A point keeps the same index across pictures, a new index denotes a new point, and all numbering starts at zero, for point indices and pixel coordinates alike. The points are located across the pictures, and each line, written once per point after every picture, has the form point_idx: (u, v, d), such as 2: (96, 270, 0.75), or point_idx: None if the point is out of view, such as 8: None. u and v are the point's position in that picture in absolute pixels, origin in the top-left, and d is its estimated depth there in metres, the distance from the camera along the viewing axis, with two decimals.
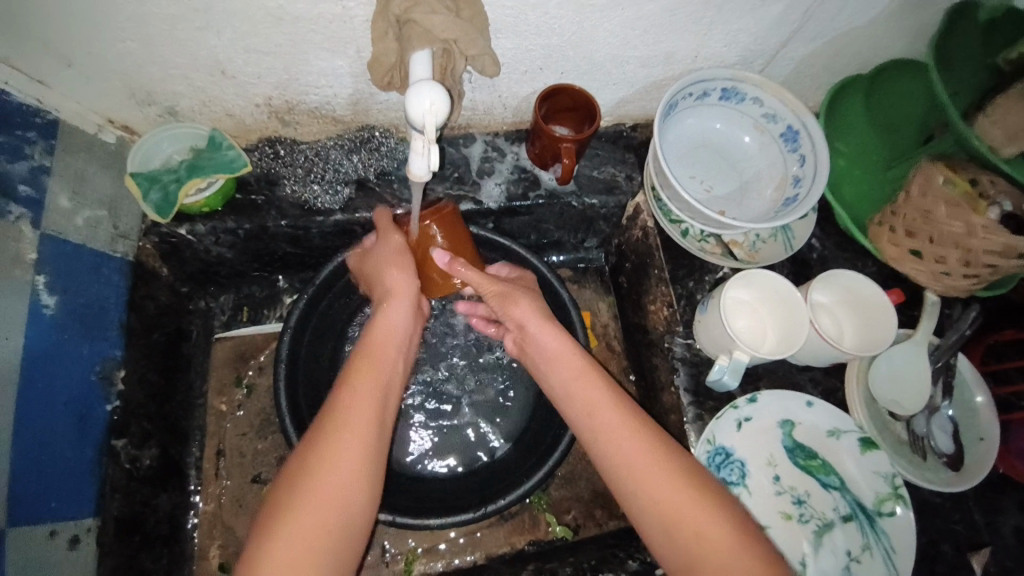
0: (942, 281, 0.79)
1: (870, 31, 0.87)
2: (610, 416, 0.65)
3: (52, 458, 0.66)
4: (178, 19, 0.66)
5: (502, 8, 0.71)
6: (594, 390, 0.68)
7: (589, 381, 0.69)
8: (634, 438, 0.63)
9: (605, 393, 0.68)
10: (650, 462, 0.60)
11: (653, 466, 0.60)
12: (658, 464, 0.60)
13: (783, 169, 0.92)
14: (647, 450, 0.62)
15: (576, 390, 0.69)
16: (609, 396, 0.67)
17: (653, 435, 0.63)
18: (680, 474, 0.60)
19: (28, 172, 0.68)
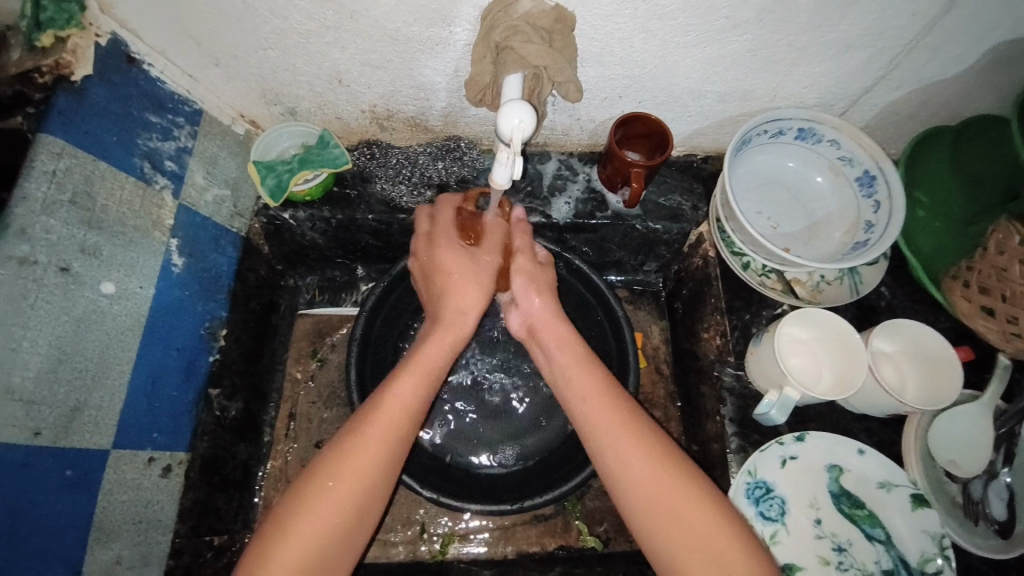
0: (1013, 343, 0.77)
1: (962, 82, 0.86)
2: (627, 454, 0.64)
3: (160, 397, 0.77)
4: (312, 34, 0.77)
5: (590, 40, 0.77)
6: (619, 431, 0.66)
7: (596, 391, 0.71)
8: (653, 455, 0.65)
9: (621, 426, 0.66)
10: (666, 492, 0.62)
11: (683, 506, 0.61)
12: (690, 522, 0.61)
13: (856, 213, 0.92)
14: (672, 485, 0.62)
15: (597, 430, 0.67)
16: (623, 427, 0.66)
17: (679, 471, 0.64)
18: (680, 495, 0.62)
19: (175, 151, 0.81)
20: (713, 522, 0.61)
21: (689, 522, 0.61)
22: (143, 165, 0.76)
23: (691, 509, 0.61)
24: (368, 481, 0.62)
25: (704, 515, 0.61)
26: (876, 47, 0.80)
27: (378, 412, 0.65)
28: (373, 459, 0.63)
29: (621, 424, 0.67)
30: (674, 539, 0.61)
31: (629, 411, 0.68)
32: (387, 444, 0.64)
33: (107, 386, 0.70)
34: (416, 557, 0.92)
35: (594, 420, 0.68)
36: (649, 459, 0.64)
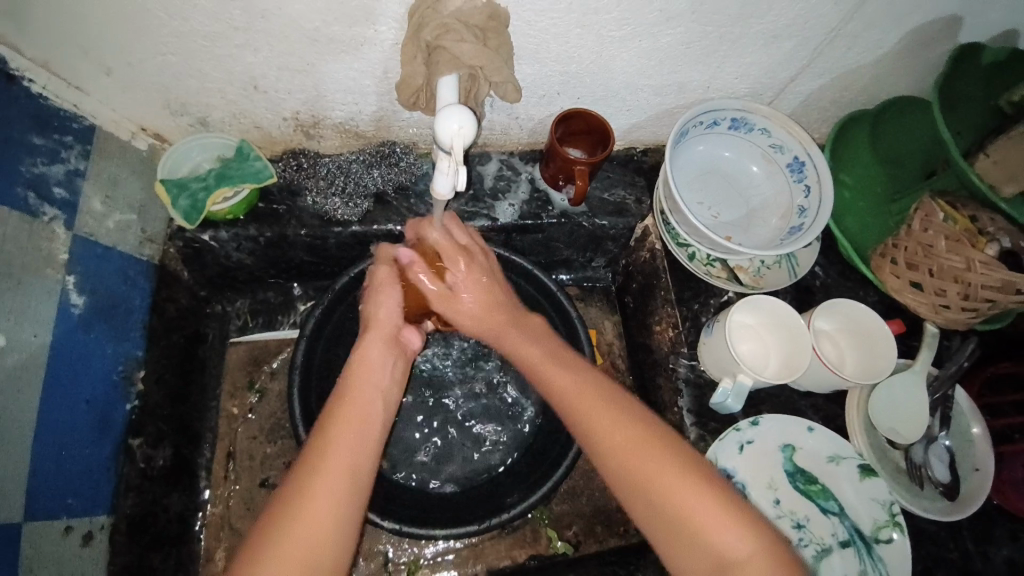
0: (942, 314, 0.81)
1: (876, 69, 0.90)
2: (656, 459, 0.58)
3: (73, 454, 0.68)
4: (218, 37, 0.69)
5: (525, 37, 0.74)
6: (611, 414, 0.63)
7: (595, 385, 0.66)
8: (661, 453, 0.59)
9: (657, 454, 0.59)
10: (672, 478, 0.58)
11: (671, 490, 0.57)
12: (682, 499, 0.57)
13: (789, 198, 0.95)
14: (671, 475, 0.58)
15: (583, 409, 0.64)
16: (630, 421, 0.62)
17: (689, 466, 0.58)
18: (684, 477, 0.58)
19: (64, 175, 0.71)
20: (733, 517, 0.55)
21: (704, 515, 0.56)
22: (27, 195, 0.66)
23: (722, 520, 0.55)
24: (329, 519, 0.55)
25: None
26: (801, 36, 0.82)
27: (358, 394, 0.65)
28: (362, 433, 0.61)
29: (623, 418, 0.62)
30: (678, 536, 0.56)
31: (645, 423, 0.61)
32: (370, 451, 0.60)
33: (8, 455, 0.60)
34: None
35: (576, 399, 0.65)
36: (660, 453, 0.59)
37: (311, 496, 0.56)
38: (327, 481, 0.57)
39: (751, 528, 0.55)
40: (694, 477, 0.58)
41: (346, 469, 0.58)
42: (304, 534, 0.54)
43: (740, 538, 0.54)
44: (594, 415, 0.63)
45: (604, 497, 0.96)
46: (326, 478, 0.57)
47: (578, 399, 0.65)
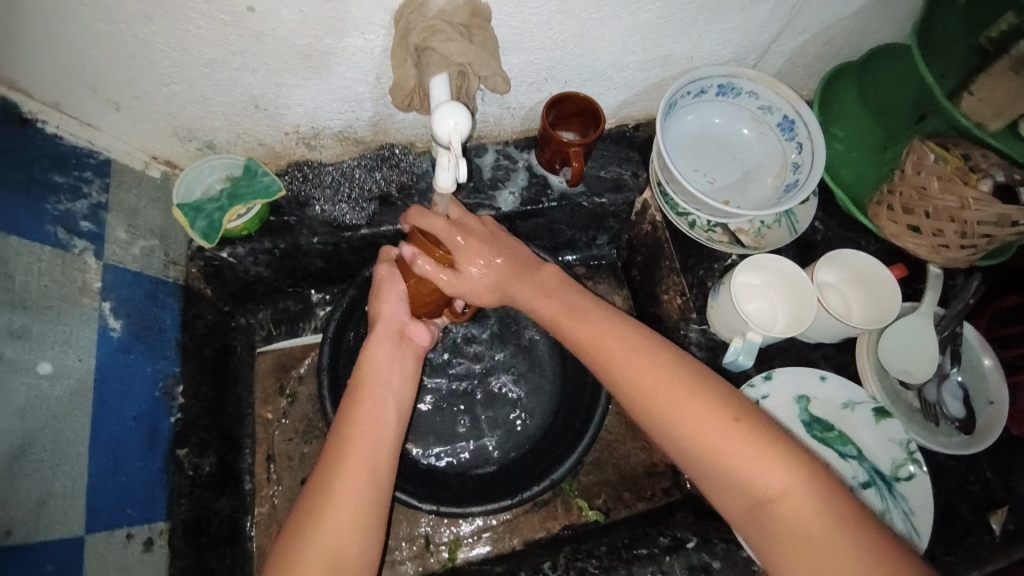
0: (942, 253, 0.83)
1: (857, 20, 0.91)
2: (698, 417, 0.61)
3: (126, 468, 0.73)
4: (217, 62, 0.73)
5: (508, 29, 0.77)
6: (648, 374, 0.65)
7: (617, 345, 0.69)
8: (703, 410, 0.62)
9: (712, 414, 0.61)
10: (725, 437, 0.60)
11: (731, 445, 0.60)
12: (746, 448, 0.59)
13: (782, 156, 0.96)
14: (723, 430, 0.60)
15: (624, 369, 0.67)
16: (666, 379, 0.64)
17: (722, 411, 0.61)
18: (743, 438, 0.60)
19: (88, 209, 0.75)
20: (761, 455, 0.59)
21: (737, 458, 0.59)
22: (57, 231, 0.70)
23: (752, 458, 0.59)
24: (359, 495, 0.62)
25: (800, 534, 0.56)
26: None
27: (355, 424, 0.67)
28: (360, 465, 0.63)
29: (659, 369, 0.65)
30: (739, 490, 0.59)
31: (689, 377, 0.64)
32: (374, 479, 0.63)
33: (67, 471, 0.65)
34: (426, 570, 0.92)
35: (613, 361, 0.68)
36: (694, 402, 0.62)
37: (342, 478, 0.62)
38: (354, 462, 0.64)
39: (782, 462, 0.58)
40: (724, 422, 0.61)
41: (370, 451, 0.65)
42: (337, 510, 0.61)
43: (772, 474, 0.58)
44: (634, 369, 0.66)
45: (629, 464, 1.00)
46: (353, 459, 0.64)
47: (623, 372, 0.66)
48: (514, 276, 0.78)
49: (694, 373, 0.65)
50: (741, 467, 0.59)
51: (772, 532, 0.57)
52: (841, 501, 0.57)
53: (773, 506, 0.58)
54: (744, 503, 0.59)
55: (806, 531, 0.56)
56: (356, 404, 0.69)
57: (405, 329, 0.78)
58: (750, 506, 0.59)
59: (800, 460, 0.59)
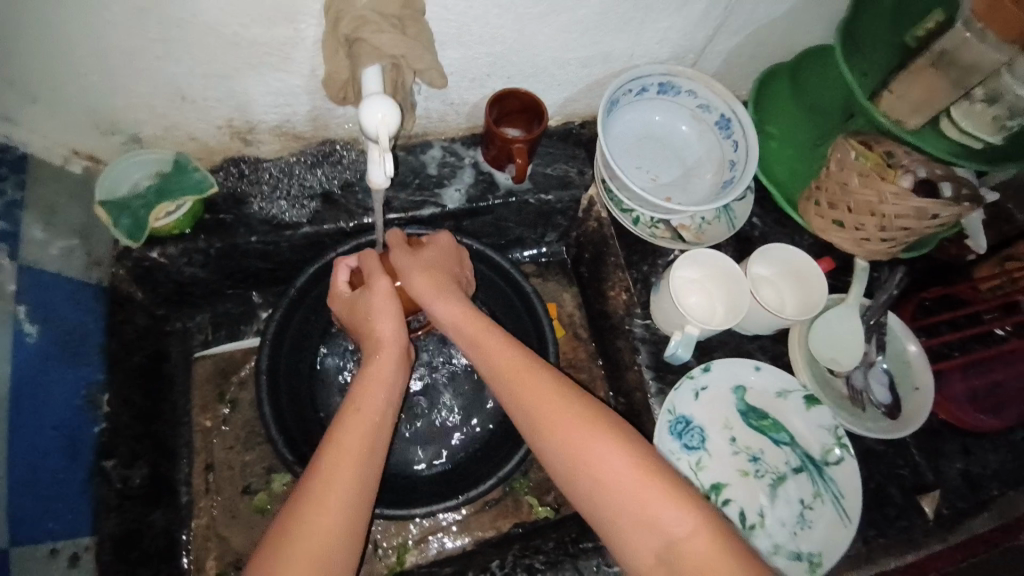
0: (864, 246, 0.87)
1: (787, 21, 0.94)
2: (599, 452, 0.63)
3: (44, 481, 0.69)
4: (138, 51, 0.70)
5: (444, 22, 0.76)
6: (562, 438, 0.64)
7: (525, 376, 0.68)
8: (599, 445, 0.63)
9: (609, 450, 0.63)
10: (619, 471, 0.62)
11: (619, 481, 0.61)
12: (636, 482, 0.61)
13: (721, 154, 0.99)
14: (617, 465, 0.62)
15: (539, 427, 0.65)
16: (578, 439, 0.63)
17: (619, 448, 0.63)
18: (638, 473, 0.62)
19: (2, 207, 0.72)
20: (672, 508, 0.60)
21: (647, 512, 0.60)
22: None
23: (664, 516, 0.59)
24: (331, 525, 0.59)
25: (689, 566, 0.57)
26: None
27: (339, 451, 0.63)
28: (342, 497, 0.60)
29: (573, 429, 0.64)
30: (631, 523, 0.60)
31: (588, 412, 0.65)
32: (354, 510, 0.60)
33: None
34: (373, 575, 0.90)
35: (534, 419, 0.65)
36: (608, 462, 0.62)
37: (319, 520, 0.59)
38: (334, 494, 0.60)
39: (687, 503, 0.60)
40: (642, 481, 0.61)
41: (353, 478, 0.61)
42: (309, 544, 0.57)
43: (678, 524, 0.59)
44: (539, 411, 0.66)
45: None
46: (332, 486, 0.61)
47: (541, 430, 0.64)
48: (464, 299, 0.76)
49: (610, 423, 0.65)
50: (636, 504, 0.61)
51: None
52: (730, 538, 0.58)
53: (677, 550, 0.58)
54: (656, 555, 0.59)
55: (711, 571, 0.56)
56: (341, 423, 0.65)
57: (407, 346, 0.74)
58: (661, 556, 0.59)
59: (691, 495, 0.61)
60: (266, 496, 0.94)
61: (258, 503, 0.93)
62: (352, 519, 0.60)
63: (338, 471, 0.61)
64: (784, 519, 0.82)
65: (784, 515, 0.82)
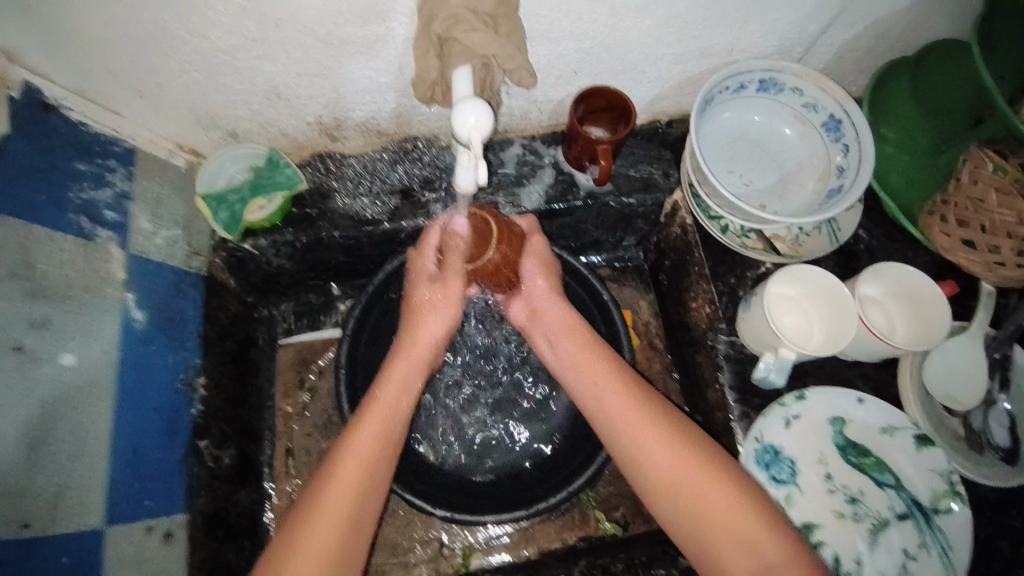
0: (997, 271, 0.77)
1: (916, 10, 0.84)
2: (689, 470, 0.63)
3: (147, 460, 0.73)
4: (239, 50, 0.71)
5: (537, 17, 0.73)
6: (648, 434, 0.66)
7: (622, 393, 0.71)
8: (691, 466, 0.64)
9: (704, 477, 0.63)
10: (713, 496, 0.61)
11: (714, 505, 0.61)
12: (730, 509, 0.61)
13: (826, 158, 0.91)
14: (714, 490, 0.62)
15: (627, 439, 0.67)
16: (662, 439, 0.66)
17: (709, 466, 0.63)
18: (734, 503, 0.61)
19: (113, 199, 0.75)
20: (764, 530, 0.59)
21: (728, 522, 0.60)
22: (81, 221, 0.70)
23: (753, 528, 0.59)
24: (340, 516, 0.58)
25: None
26: None
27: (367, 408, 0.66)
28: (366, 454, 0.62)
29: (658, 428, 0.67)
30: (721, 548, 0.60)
31: (681, 434, 0.66)
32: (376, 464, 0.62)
33: (87, 463, 0.65)
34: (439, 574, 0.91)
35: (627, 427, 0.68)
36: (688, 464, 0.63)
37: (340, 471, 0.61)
38: (350, 472, 0.61)
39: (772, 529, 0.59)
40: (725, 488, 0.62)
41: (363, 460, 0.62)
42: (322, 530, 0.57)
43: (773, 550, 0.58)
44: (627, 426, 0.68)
45: None
46: (347, 464, 0.61)
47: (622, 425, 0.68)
48: (551, 313, 0.80)
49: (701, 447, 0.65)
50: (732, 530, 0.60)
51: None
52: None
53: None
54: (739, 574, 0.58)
55: None
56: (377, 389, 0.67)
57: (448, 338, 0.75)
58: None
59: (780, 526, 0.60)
60: None
61: None
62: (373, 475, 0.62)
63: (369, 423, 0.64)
64: (884, 569, 0.74)
65: (885, 566, 0.74)
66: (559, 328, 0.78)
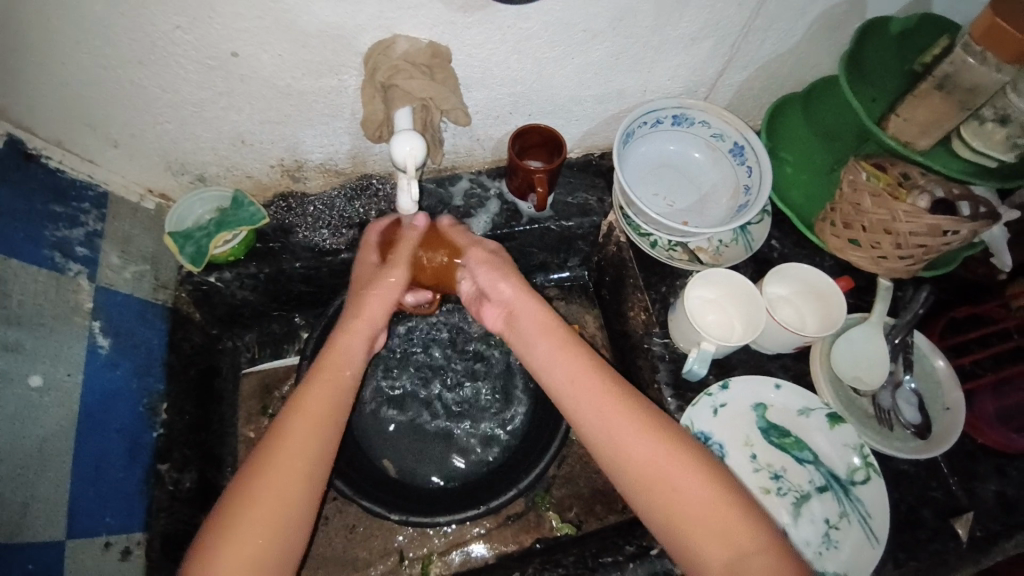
0: (882, 264, 0.88)
1: (797, 54, 0.99)
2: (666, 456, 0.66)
3: (107, 478, 0.76)
4: (206, 102, 0.81)
5: (469, 68, 0.85)
6: (643, 442, 0.67)
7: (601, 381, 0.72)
8: (668, 452, 0.66)
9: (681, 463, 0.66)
10: (690, 483, 0.64)
11: (692, 492, 0.64)
12: (704, 493, 0.64)
13: (735, 179, 1.03)
14: (693, 477, 0.65)
15: (606, 429, 0.68)
16: (658, 442, 0.67)
17: (684, 454, 0.66)
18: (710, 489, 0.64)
19: (85, 236, 0.81)
20: (739, 508, 0.63)
21: (703, 509, 0.63)
22: (54, 255, 0.76)
23: (728, 511, 0.63)
24: (272, 513, 0.60)
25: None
26: (718, 35, 0.91)
27: (307, 402, 0.67)
28: (300, 448, 0.64)
29: (631, 417, 0.69)
30: (689, 532, 0.63)
31: (660, 423, 0.69)
32: (314, 464, 0.64)
33: (51, 478, 0.68)
34: None
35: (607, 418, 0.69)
36: (661, 450, 0.66)
37: (277, 466, 0.62)
38: (279, 469, 0.62)
39: (748, 517, 0.63)
40: (723, 500, 0.64)
41: (298, 456, 0.63)
42: (251, 524, 0.59)
43: (747, 530, 0.62)
44: (604, 418, 0.69)
45: (600, 478, 1.02)
46: (284, 462, 0.62)
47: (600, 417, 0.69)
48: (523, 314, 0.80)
49: (678, 433, 0.68)
50: (708, 516, 0.62)
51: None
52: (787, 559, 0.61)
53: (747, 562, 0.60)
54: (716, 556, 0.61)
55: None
56: (311, 385, 0.69)
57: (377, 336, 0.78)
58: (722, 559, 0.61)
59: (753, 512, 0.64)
60: None
61: None
62: (308, 473, 0.63)
63: (305, 418, 0.66)
64: (808, 539, 0.81)
65: (808, 535, 0.81)
66: (534, 328, 0.78)
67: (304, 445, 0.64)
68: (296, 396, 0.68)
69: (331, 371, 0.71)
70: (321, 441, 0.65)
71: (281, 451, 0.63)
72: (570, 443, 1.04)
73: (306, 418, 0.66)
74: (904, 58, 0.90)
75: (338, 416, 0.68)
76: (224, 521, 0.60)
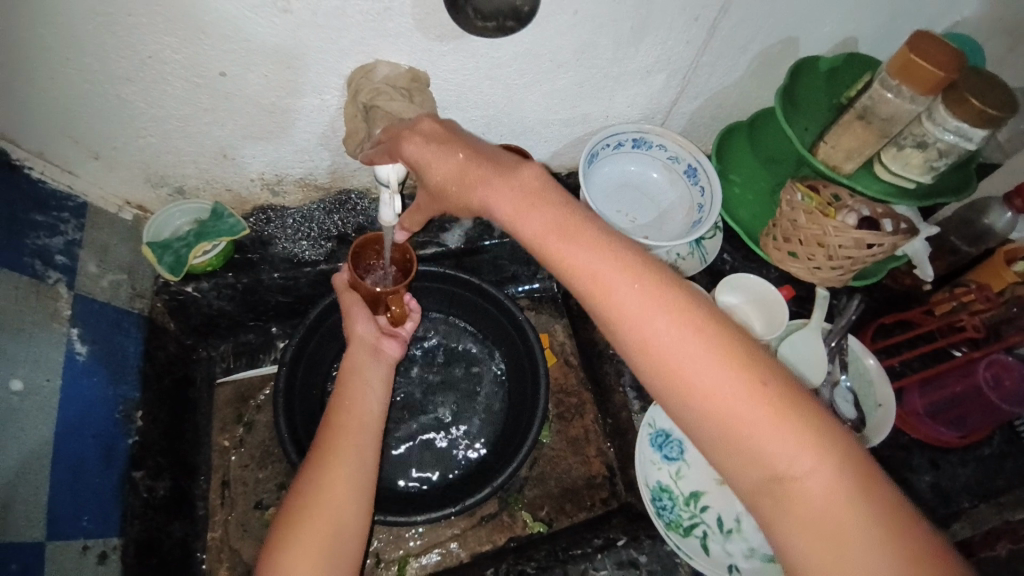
0: (818, 274, 0.99)
1: (741, 89, 1.09)
2: (713, 372, 0.51)
3: (85, 485, 0.76)
4: (190, 117, 0.84)
5: (445, 91, 0.91)
6: (695, 355, 0.52)
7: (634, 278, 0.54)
8: (718, 368, 0.52)
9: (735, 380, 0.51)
10: (741, 405, 0.51)
11: (749, 415, 0.51)
12: (760, 416, 0.50)
13: (690, 199, 1.13)
14: (751, 402, 0.51)
15: (634, 336, 0.54)
16: (708, 356, 0.52)
17: (741, 373, 0.51)
18: (770, 413, 0.51)
19: (64, 245, 0.83)
20: (795, 428, 0.50)
21: (760, 432, 0.50)
22: (34, 263, 0.78)
23: (775, 430, 0.50)
24: (329, 516, 0.65)
25: (820, 528, 0.49)
26: (670, 68, 1.00)
27: (344, 416, 0.73)
28: (347, 458, 0.69)
29: (663, 310, 0.53)
30: (741, 458, 0.51)
31: (715, 335, 0.53)
32: (359, 471, 0.69)
33: (30, 481, 0.70)
34: None
35: (637, 322, 0.53)
36: (699, 352, 0.52)
37: (331, 475, 0.68)
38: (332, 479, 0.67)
39: (817, 441, 0.50)
40: (789, 421, 0.51)
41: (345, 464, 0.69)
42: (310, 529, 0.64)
43: (799, 451, 0.50)
44: (637, 326, 0.53)
45: (569, 478, 1.07)
46: (335, 472, 0.68)
47: (633, 322, 0.53)
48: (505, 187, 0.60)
49: (739, 347, 0.53)
50: (761, 443, 0.50)
51: (780, 512, 0.51)
52: (873, 485, 0.49)
53: (791, 488, 0.50)
54: (753, 478, 0.51)
55: (833, 520, 0.48)
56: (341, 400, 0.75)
57: (379, 342, 0.85)
58: (760, 481, 0.51)
59: (829, 440, 0.50)
60: (275, 512, 1.00)
61: (269, 519, 0.99)
62: (355, 479, 0.69)
63: (346, 430, 0.72)
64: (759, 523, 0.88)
65: None
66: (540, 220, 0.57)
67: (350, 455, 0.70)
68: (330, 413, 0.74)
69: (358, 384, 0.77)
70: (361, 450, 0.71)
71: (329, 462, 0.68)
72: (541, 445, 1.09)
73: (345, 431, 0.72)
74: (833, 90, 1.01)
75: (371, 423, 0.75)
76: (284, 529, 0.64)
